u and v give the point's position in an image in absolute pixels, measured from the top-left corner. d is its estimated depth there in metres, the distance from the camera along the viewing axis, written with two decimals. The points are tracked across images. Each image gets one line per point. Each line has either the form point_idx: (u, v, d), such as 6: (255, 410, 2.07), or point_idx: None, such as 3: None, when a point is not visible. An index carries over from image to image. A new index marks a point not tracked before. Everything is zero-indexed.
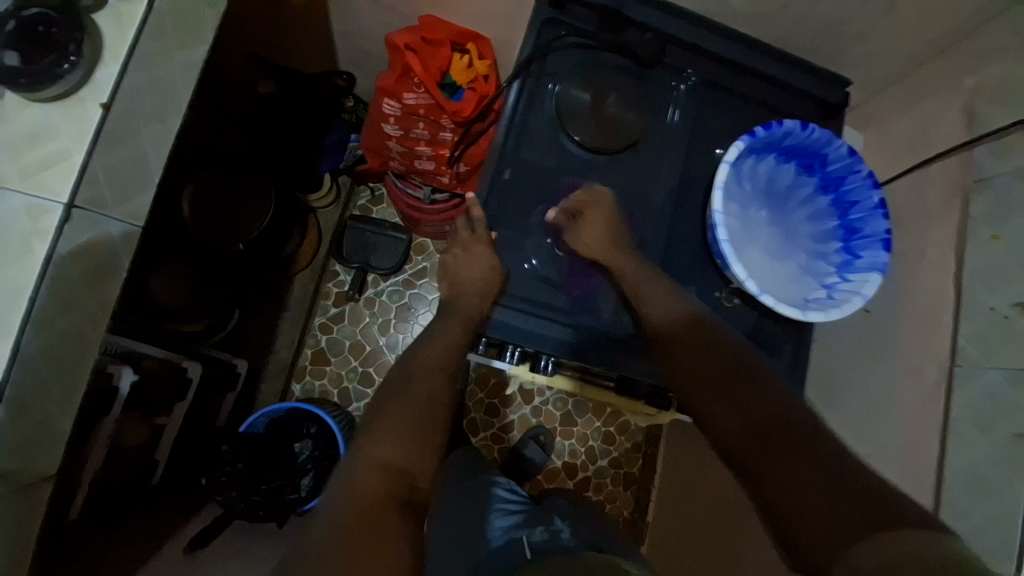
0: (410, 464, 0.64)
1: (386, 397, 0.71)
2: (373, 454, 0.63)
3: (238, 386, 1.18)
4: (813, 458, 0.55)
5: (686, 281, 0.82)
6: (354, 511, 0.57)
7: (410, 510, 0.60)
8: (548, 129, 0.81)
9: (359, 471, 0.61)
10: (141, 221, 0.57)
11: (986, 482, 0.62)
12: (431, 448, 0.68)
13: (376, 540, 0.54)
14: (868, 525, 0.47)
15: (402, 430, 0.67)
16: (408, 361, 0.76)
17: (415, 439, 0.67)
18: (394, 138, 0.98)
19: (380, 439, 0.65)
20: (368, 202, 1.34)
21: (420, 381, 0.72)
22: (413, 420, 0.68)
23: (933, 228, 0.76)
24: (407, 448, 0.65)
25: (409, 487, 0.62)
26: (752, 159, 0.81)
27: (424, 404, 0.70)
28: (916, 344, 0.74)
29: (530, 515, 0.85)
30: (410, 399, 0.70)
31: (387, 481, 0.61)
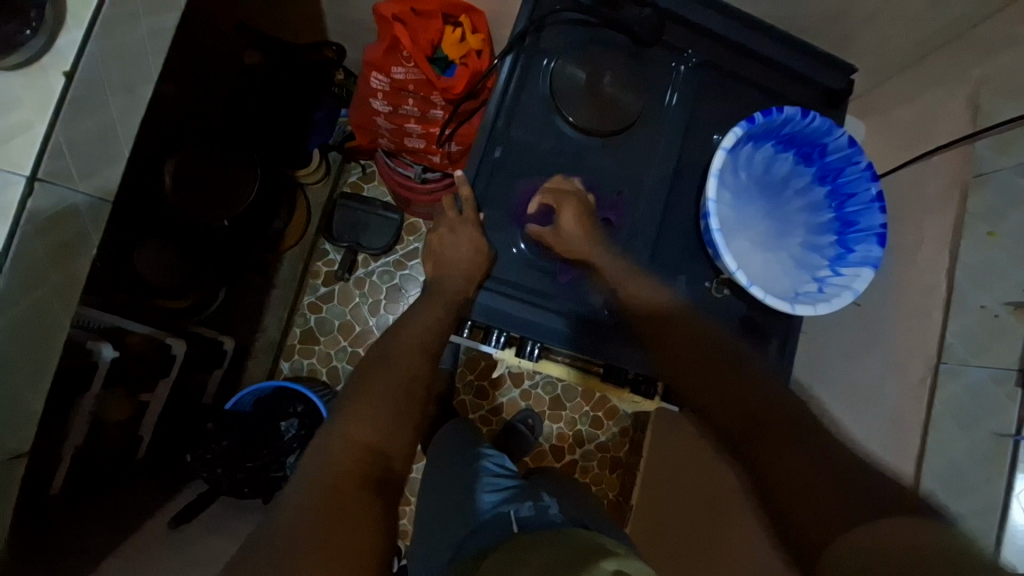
0: (387, 444, 0.63)
1: (361, 380, 0.69)
2: (348, 434, 0.62)
3: (225, 363, 1.17)
4: (806, 446, 0.56)
5: (676, 270, 0.80)
6: (332, 492, 0.55)
7: (383, 493, 0.59)
8: (541, 109, 0.78)
9: (335, 450, 0.60)
10: (110, 196, 0.56)
11: (964, 479, 0.63)
12: (407, 431, 0.66)
13: (342, 533, 0.51)
14: (850, 502, 0.49)
15: (380, 412, 0.65)
16: (391, 342, 0.74)
17: (391, 422, 0.65)
18: (383, 115, 0.94)
19: (357, 420, 0.64)
20: (359, 179, 1.32)
21: (399, 365, 0.71)
22: (390, 398, 0.67)
23: (930, 221, 0.75)
24: (383, 429, 0.64)
25: (383, 470, 0.61)
26: (750, 146, 0.78)
27: (399, 385, 0.69)
28: (905, 338, 0.74)
29: (522, 489, 0.84)
30: (389, 379, 0.69)
31: (360, 461, 0.60)
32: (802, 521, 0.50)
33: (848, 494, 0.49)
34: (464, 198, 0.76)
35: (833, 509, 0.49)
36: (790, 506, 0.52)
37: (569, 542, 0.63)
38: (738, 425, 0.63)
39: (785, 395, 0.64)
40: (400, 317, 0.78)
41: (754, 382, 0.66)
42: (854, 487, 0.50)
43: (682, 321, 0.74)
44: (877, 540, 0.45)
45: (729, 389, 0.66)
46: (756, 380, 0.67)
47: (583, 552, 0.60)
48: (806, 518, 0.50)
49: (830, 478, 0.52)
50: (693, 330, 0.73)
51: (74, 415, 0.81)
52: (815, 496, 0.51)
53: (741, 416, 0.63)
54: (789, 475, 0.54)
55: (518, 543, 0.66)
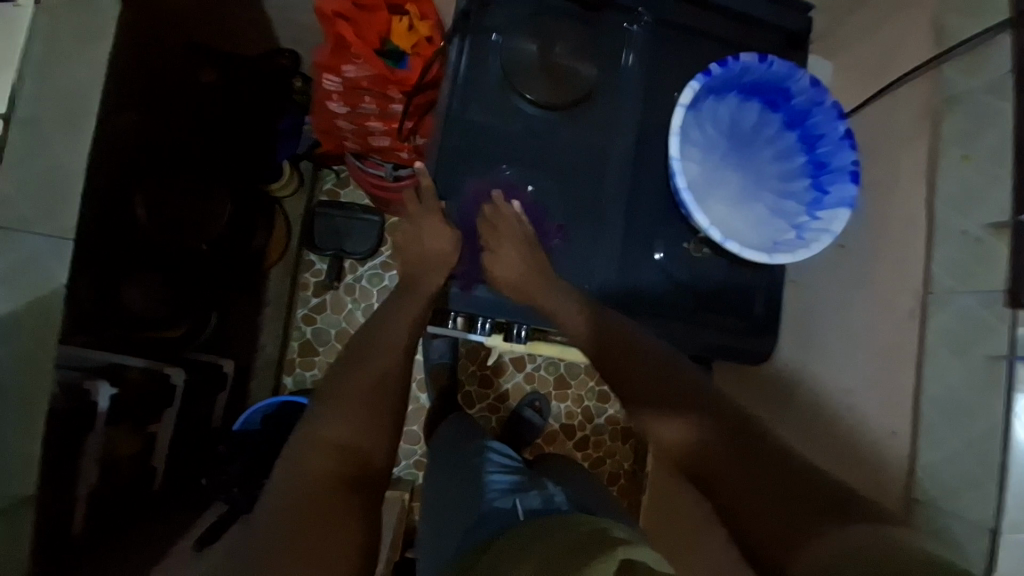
0: (364, 442, 0.63)
1: (331, 380, 0.69)
2: (321, 434, 0.62)
3: (227, 385, 1.20)
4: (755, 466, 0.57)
5: (653, 235, 0.79)
6: (308, 501, 0.55)
7: (358, 489, 0.59)
8: (496, 89, 0.76)
9: (306, 454, 0.60)
10: (68, 234, 0.55)
11: (963, 407, 0.63)
12: (384, 426, 0.66)
13: (309, 538, 0.51)
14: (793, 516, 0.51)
15: (355, 411, 0.65)
16: (374, 337, 0.73)
17: (363, 419, 0.65)
18: (343, 116, 0.92)
19: (328, 420, 0.63)
20: (334, 185, 1.32)
21: (372, 362, 0.70)
22: (366, 397, 0.67)
23: (904, 152, 0.74)
24: (355, 427, 0.64)
25: (359, 466, 0.61)
26: (712, 99, 0.76)
27: (369, 379, 0.68)
28: (892, 271, 0.73)
29: (530, 480, 0.86)
30: (357, 378, 0.68)
31: (334, 461, 0.60)
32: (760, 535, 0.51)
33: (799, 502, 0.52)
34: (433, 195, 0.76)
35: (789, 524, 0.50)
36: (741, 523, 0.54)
37: (575, 528, 0.64)
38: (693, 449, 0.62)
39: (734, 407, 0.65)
40: (379, 315, 0.76)
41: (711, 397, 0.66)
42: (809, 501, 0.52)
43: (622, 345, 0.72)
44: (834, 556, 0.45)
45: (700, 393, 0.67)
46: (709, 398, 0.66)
47: (589, 538, 0.61)
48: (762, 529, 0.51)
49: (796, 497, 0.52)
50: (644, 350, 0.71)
51: (84, 453, 0.82)
52: (763, 518, 0.52)
53: (697, 443, 0.61)
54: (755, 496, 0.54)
55: (528, 530, 0.67)
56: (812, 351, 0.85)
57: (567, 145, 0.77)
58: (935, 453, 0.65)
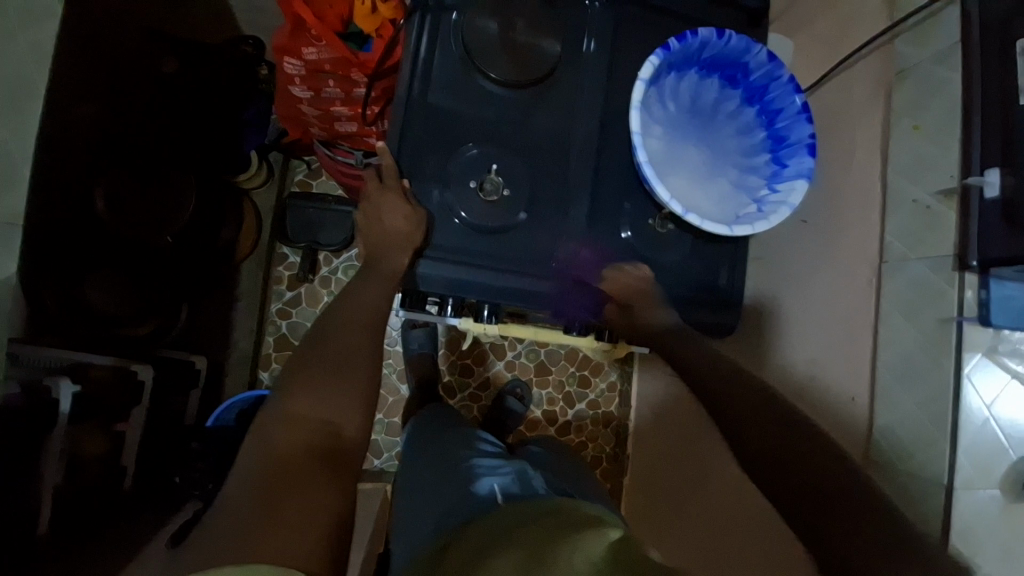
0: (339, 415, 0.63)
1: (306, 353, 0.68)
2: (293, 406, 0.61)
3: (201, 383, 1.17)
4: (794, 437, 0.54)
5: (618, 213, 0.80)
6: (278, 468, 0.55)
7: (332, 459, 0.58)
8: (459, 69, 0.76)
9: (278, 425, 0.59)
10: (19, 220, 0.56)
11: (914, 370, 0.66)
12: (361, 398, 0.65)
13: (284, 501, 0.52)
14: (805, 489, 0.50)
15: (329, 385, 0.64)
16: (337, 316, 0.72)
17: (339, 392, 0.64)
18: (306, 102, 0.90)
19: (301, 392, 0.63)
20: (305, 176, 1.31)
21: (349, 337, 0.70)
22: (344, 373, 0.66)
23: (860, 126, 0.76)
24: (330, 400, 0.63)
25: (334, 438, 0.60)
26: (674, 76, 0.77)
27: (345, 353, 0.68)
28: (851, 241, 0.75)
29: (513, 467, 0.84)
30: (333, 352, 0.68)
31: (308, 432, 0.60)
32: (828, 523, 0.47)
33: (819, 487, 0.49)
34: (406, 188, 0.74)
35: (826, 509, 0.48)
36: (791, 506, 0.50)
37: (557, 510, 0.64)
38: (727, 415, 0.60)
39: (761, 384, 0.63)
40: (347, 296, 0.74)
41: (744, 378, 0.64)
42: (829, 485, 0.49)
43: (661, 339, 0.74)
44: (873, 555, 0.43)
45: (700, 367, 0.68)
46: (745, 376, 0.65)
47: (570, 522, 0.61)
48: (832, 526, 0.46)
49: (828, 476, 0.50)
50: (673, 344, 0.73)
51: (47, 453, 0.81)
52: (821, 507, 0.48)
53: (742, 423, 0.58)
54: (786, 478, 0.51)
55: (509, 511, 0.67)
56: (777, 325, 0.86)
57: (532, 124, 0.78)
58: (888, 416, 0.68)
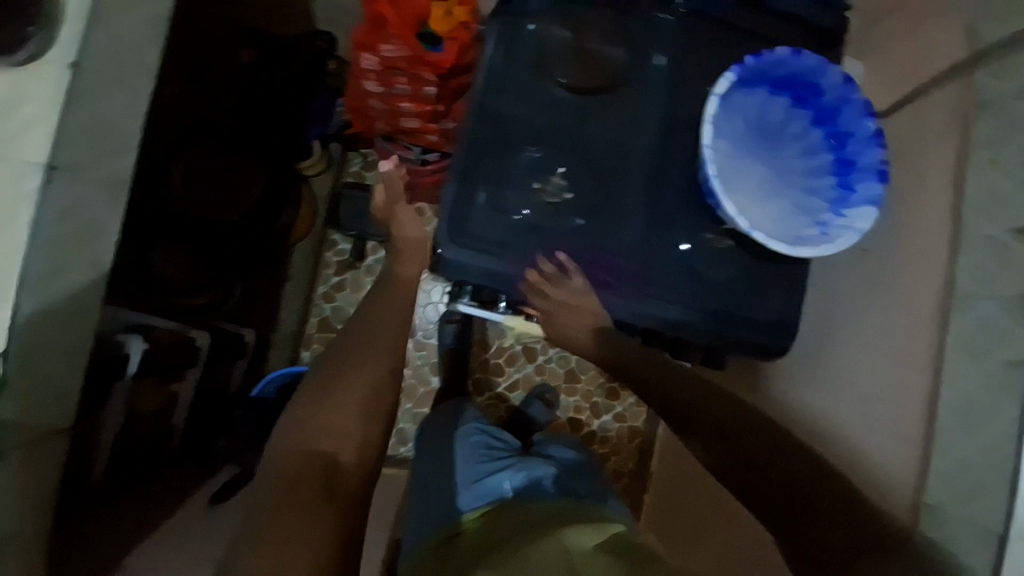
0: (336, 441, 0.65)
1: (310, 387, 0.72)
2: (292, 437, 0.65)
3: (247, 354, 1.22)
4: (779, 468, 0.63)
5: (674, 226, 0.80)
6: (280, 491, 0.59)
7: (331, 480, 0.61)
8: (530, 72, 0.78)
9: (280, 456, 0.63)
10: (121, 185, 0.61)
11: (979, 411, 0.63)
12: (355, 421, 0.68)
13: (285, 523, 0.55)
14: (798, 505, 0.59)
15: (327, 414, 0.68)
16: (360, 330, 0.82)
17: (335, 418, 0.67)
18: (377, 96, 0.93)
19: (299, 423, 0.67)
20: (360, 168, 1.35)
21: (347, 372, 0.73)
22: (342, 402, 0.69)
23: (931, 154, 0.74)
24: (326, 425, 0.66)
25: (331, 461, 0.63)
26: (743, 92, 0.76)
27: (341, 385, 0.72)
28: (912, 273, 0.73)
29: (518, 460, 0.85)
30: (335, 383, 0.72)
31: (307, 458, 0.62)
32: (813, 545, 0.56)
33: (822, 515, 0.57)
34: (387, 184, 0.91)
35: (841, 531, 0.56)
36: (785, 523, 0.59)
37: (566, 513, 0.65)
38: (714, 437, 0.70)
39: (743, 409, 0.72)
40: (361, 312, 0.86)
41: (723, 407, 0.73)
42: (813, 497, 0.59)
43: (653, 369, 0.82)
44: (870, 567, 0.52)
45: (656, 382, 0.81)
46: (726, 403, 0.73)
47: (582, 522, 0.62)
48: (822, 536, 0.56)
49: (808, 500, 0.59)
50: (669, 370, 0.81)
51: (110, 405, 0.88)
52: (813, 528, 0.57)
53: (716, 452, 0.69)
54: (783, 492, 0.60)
55: (516, 517, 0.69)
56: (831, 354, 0.84)
57: (593, 130, 0.79)
58: (946, 462, 0.65)
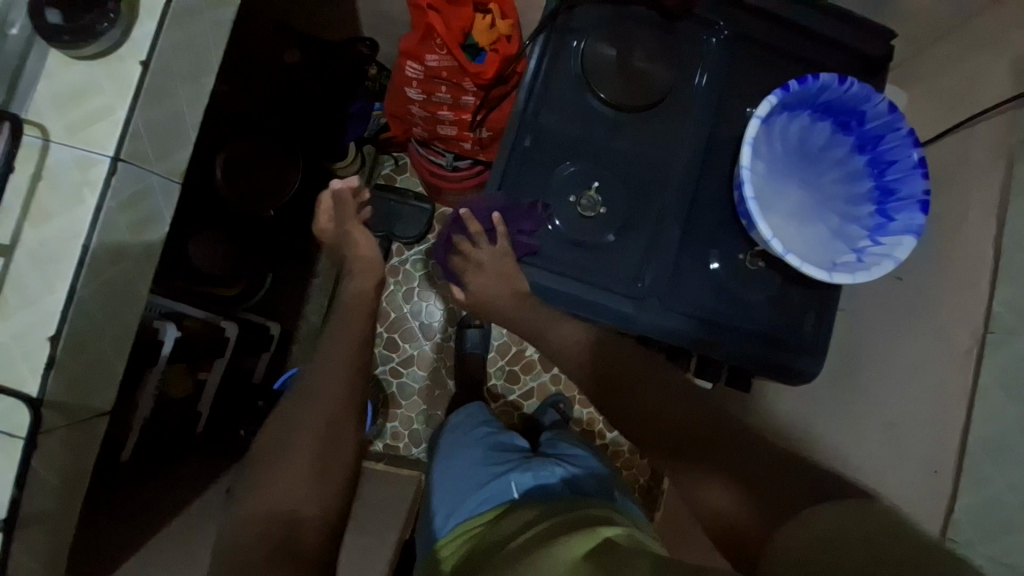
0: (287, 501, 0.67)
1: (264, 437, 0.74)
2: (248, 499, 0.68)
3: (271, 346, 1.25)
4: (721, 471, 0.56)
5: (708, 245, 0.80)
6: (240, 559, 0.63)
7: (286, 543, 0.64)
8: (573, 88, 0.79)
9: (241, 519, 0.67)
10: (177, 176, 0.66)
11: (1013, 447, 0.62)
12: (303, 472, 0.69)
13: None
14: (765, 507, 0.49)
15: (275, 469, 0.69)
16: (316, 373, 0.80)
17: (282, 472, 0.69)
18: (417, 103, 0.96)
19: (255, 481, 0.69)
20: (392, 171, 1.39)
21: (300, 417, 0.74)
22: (289, 454, 0.70)
23: (976, 187, 0.73)
24: (275, 482, 0.68)
25: (286, 522, 0.66)
26: (785, 116, 0.77)
27: (287, 434, 0.72)
28: (951, 305, 0.72)
29: (525, 460, 0.90)
30: (285, 430, 0.73)
31: (261, 523, 0.65)
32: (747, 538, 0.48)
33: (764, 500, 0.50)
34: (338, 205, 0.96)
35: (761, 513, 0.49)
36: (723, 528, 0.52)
37: (564, 512, 0.70)
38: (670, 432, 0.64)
39: (697, 408, 0.66)
40: (323, 348, 0.84)
41: (678, 408, 0.66)
42: (751, 497, 0.51)
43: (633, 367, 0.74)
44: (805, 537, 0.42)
45: (647, 401, 0.68)
46: (681, 399, 0.68)
47: (578, 519, 0.66)
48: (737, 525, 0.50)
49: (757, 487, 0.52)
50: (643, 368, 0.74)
51: (142, 389, 0.89)
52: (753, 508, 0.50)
53: (708, 472, 0.57)
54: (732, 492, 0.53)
55: (522, 516, 0.73)
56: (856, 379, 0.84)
57: (631, 146, 0.80)
58: (981, 496, 0.64)
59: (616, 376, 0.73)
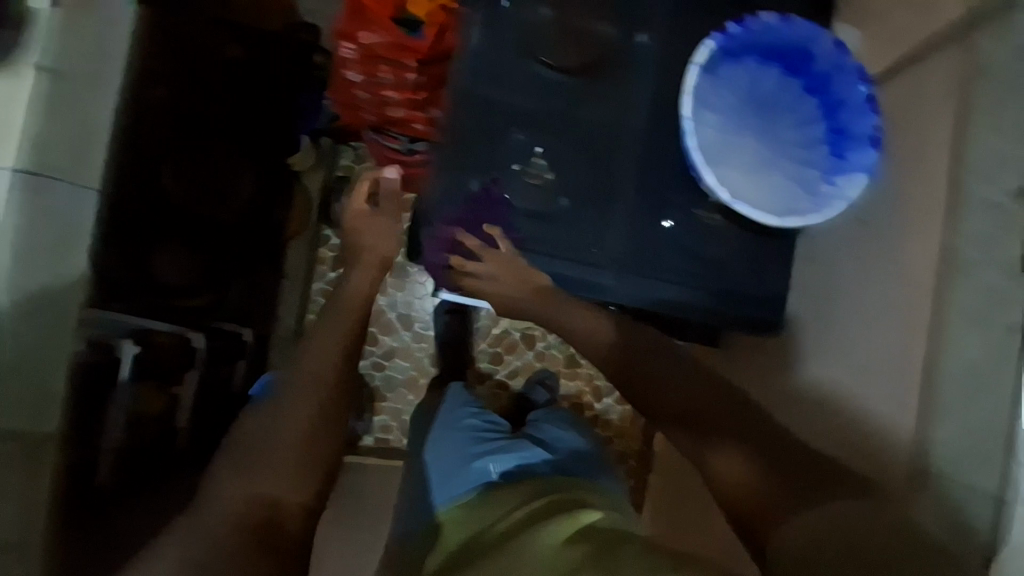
0: (273, 494, 0.75)
1: (253, 424, 0.79)
2: (231, 487, 0.74)
3: (248, 354, 1.17)
4: (737, 440, 0.71)
5: (660, 204, 0.78)
6: (219, 545, 0.70)
7: (268, 529, 0.73)
8: (513, 54, 0.76)
9: (223, 502, 0.73)
10: (90, 186, 0.86)
11: (981, 379, 0.62)
12: (290, 468, 0.76)
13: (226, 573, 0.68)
14: (788, 496, 0.64)
15: (262, 463, 0.75)
16: (304, 361, 0.82)
17: (272, 466, 0.75)
18: (359, 86, 0.91)
19: (240, 472, 0.75)
20: (352, 161, 1.31)
21: (291, 410, 0.78)
22: (278, 449, 0.76)
23: (929, 117, 0.71)
24: (264, 476, 0.75)
25: (271, 509, 0.74)
26: (729, 63, 0.75)
27: (280, 430, 0.77)
28: (911, 241, 0.71)
29: (507, 441, 0.90)
30: (278, 426, 0.77)
31: (248, 511, 0.73)
32: (778, 534, 0.61)
33: (787, 482, 0.65)
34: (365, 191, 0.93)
35: (786, 507, 0.63)
36: (759, 516, 0.64)
37: (548, 502, 0.73)
38: (706, 416, 0.73)
39: (727, 399, 0.75)
40: (309, 345, 0.84)
41: (708, 397, 0.75)
42: (775, 484, 0.65)
43: (657, 353, 0.79)
44: (807, 534, 0.59)
45: (671, 400, 0.76)
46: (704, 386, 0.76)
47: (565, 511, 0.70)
48: (777, 524, 0.62)
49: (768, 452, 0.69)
50: (674, 355, 0.80)
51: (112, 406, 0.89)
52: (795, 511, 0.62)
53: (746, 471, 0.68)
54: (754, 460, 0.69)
55: (502, 504, 0.77)
56: (825, 319, 0.84)
57: (581, 110, 0.77)
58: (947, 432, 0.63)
59: (645, 354, 0.79)
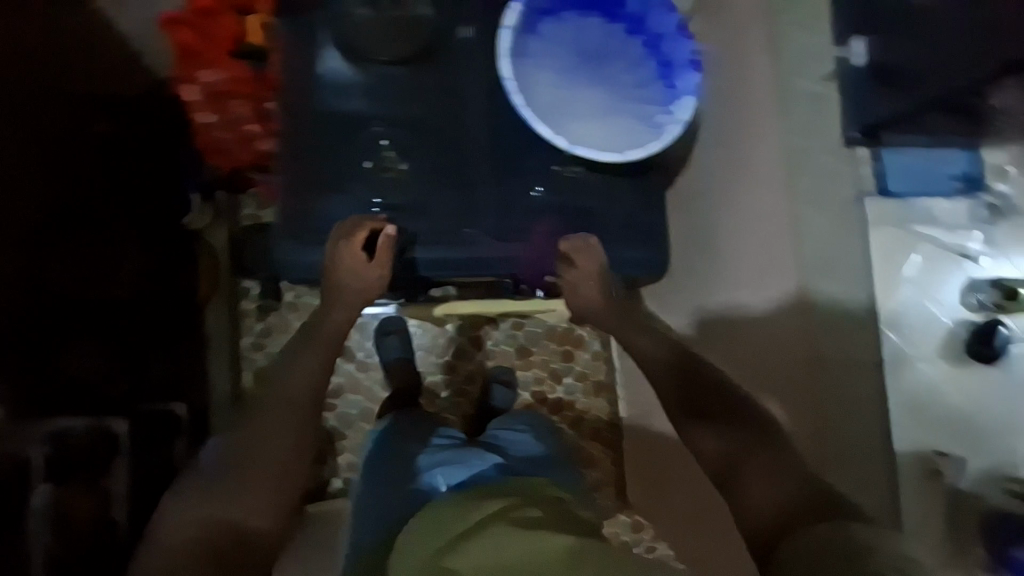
0: (239, 508, 0.73)
1: (233, 441, 0.79)
2: (197, 503, 0.73)
3: (185, 429, 1.15)
4: (769, 461, 0.67)
5: (517, 167, 0.85)
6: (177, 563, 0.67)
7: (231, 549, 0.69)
8: (350, 61, 0.81)
9: (186, 521, 0.71)
10: None
11: (828, 256, 0.70)
12: (261, 483, 0.75)
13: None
14: (803, 520, 0.60)
15: (229, 483, 0.74)
16: (277, 385, 0.83)
17: (243, 482, 0.74)
18: (217, 127, 0.92)
19: (208, 488, 0.74)
20: (255, 209, 1.25)
21: (270, 428, 0.79)
22: (253, 461, 0.76)
23: (742, 36, 0.80)
24: (231, 491, 0.74)
25: (236, 530, 0.71)
26: (550, 20, 0.78)
27: (255, 446, 0.77)
28: (751, 146, 0.78)
29: (459, 450, 0.91)
30: (256, 443, 0.77)
31: (211, 527, 0.70)
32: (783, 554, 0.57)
33: (806, 510, 0.61)
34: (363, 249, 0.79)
35: (786, 520, 0.60)
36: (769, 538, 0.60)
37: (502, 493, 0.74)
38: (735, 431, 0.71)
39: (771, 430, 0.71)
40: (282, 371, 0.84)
41: (750, 419, 0.72)
42: (800, 503, 0.62)
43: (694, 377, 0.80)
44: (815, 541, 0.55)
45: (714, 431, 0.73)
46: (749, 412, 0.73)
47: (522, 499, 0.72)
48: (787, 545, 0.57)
49: (798, 495, 0.63)
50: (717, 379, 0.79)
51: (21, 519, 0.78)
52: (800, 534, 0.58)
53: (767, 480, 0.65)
54: (789, 492, 0.63)
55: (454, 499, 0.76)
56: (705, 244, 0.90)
57: (432, 100, 0.83)
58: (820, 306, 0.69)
59: (708, 407, 0.76)
